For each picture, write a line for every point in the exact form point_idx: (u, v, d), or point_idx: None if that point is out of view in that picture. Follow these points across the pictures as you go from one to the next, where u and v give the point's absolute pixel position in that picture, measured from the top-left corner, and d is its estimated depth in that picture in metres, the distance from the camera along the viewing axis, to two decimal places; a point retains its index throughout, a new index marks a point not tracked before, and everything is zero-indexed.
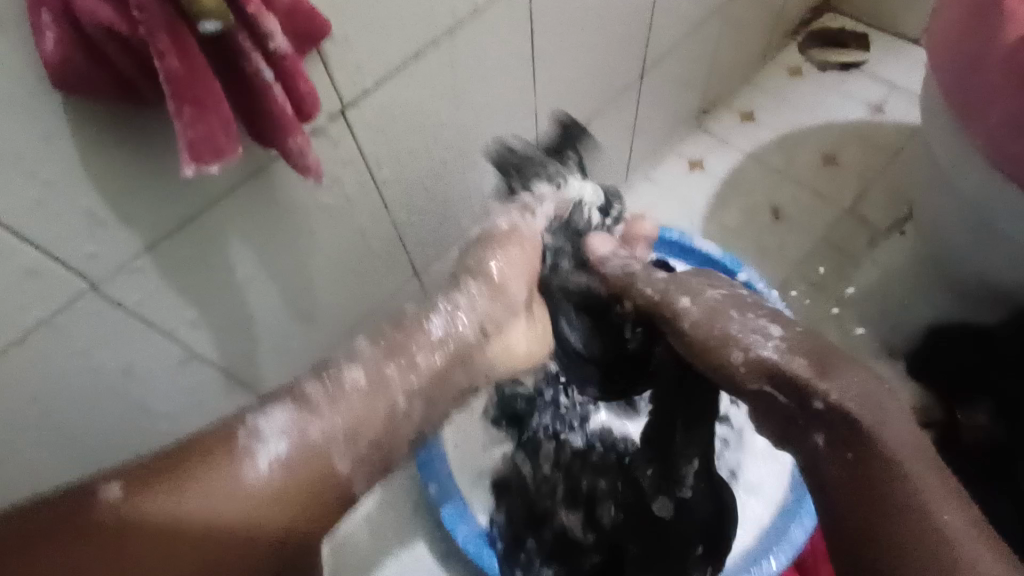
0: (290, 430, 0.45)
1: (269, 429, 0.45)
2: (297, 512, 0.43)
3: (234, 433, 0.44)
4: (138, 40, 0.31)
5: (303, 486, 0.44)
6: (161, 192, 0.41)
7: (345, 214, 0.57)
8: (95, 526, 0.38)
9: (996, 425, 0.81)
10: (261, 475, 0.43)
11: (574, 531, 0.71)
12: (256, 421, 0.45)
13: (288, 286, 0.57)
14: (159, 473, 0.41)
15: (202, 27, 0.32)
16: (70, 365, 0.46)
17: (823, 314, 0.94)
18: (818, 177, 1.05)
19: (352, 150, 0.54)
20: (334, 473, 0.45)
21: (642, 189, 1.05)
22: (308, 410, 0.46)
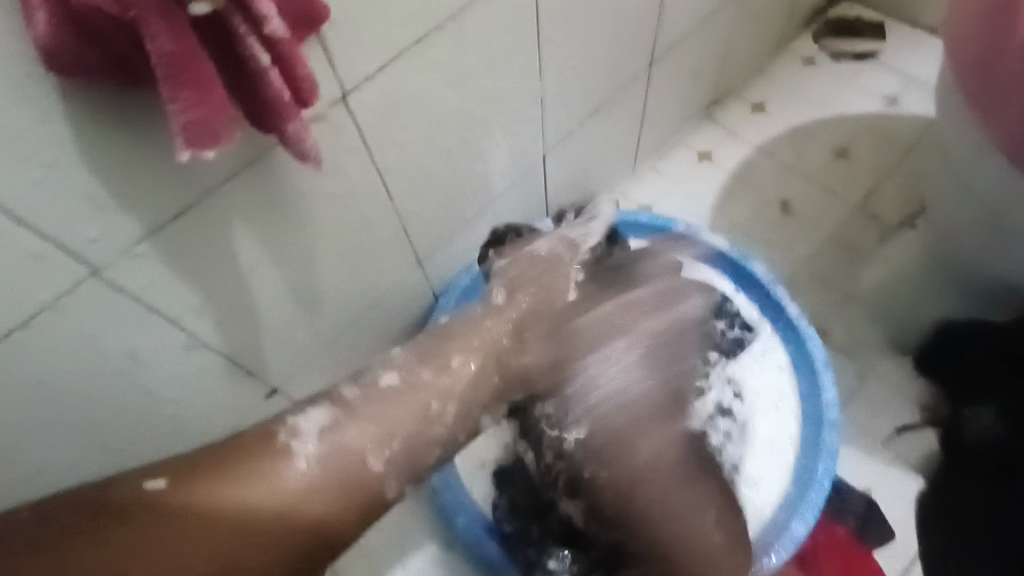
0: (324, 433, 0.51)
1: (303, 430, 0.51)
2: (332, 501, 0.49)
3: (275, 433, 0.50)
4: (129, 21, 0.31)
5: (335, 485, 0.49)
6: (156, 174, 0.44)
7: (348, 203, 0.61)
8: (144, 509, 0.43)
9: (999, 423, 0.80)
10: (302, 467, 0.49)
11: None
12: (293, 421, 0.51)
13: (290, 272, 0.61)
14: (205, 465, 0.47)
15: (194, 9, 0.31)
16: (88, 333, 0.50)
17: (829, 308, 0.97)
18: (830, 170, 1.09)
19: (355, 138, 0.56)
20: (369, 467, 0.51)
21: (653, 179, 1.11)
22: (343, 412, 0.52)
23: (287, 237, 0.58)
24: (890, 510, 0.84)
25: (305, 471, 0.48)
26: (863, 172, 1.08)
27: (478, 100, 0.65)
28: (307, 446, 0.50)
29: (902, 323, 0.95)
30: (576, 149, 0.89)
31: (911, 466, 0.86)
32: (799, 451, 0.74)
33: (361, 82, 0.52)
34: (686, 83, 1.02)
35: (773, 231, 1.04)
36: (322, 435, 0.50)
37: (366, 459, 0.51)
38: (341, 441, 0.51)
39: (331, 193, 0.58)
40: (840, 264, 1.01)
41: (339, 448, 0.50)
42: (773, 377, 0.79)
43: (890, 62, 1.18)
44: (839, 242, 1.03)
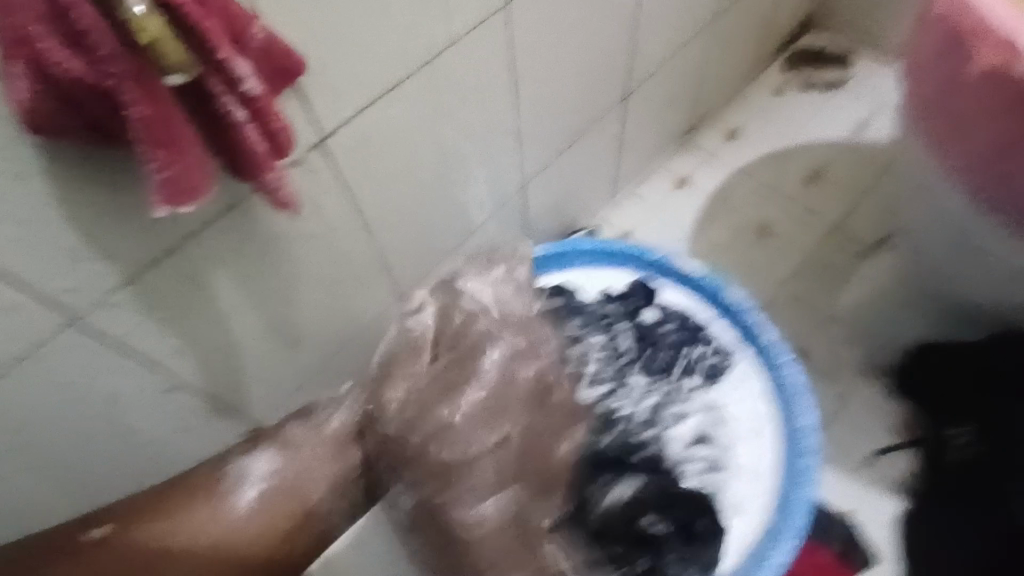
0: (269, 476, 0.59)
1: (252, 475, 0.59)
2: (276, 540, 0.58)
3: (226, 474, 0.58)
4: (106, 88, 0.32)
5: (279, 524, 0.58)
6: (135, 223, 0.45)
7: (329, 243, 0.62)
8: (83, 554, 0.51)
9: (980, 442, 0.80)
10: (244, 507, 0.57)
11: None
12: (245, 465, 0.59)
13: (271, 312, 0.62)
14: (157, 507, 0.56)
15: (170, 79, 0.32)
16: (69, 379, 0.51)
17: (805, 331, 1.00)
18: (802, 193, 1.13)
19: (333, 179, 0.57)
20: (308, 507, 0.60)
21: (632, 206, 1.14)
22: (279, 459, 0.60)
23: (268, 277, 0.59)
24: (870, 531, 0.85)
25: (245, 512, 0.57)
26: (835, 196, 1.12)
27: (454, 138, 0.67)
28: (250, 490, 0.58)
29: (877, 343, 0.97)
30: (554, 180, 0.91)
31: (891, 487, 0.87)
32: (779, 476, 0.75)
33: (338, 127, 0.54)
34: (659, 114, 1.05)
35: (749, 255, 1.07)
36: (263, 478, 0.59)
37: (311, 494, 0.60)
38: (284, 483, 0.59)
39: (312, 233, 0.59)
40: (817, 287, 1.03)
41: (282, 488, 0.59)
42: (752, 402, 0.80)
43: (857, 89, 1.22)
44: (812, 264, 1.05)
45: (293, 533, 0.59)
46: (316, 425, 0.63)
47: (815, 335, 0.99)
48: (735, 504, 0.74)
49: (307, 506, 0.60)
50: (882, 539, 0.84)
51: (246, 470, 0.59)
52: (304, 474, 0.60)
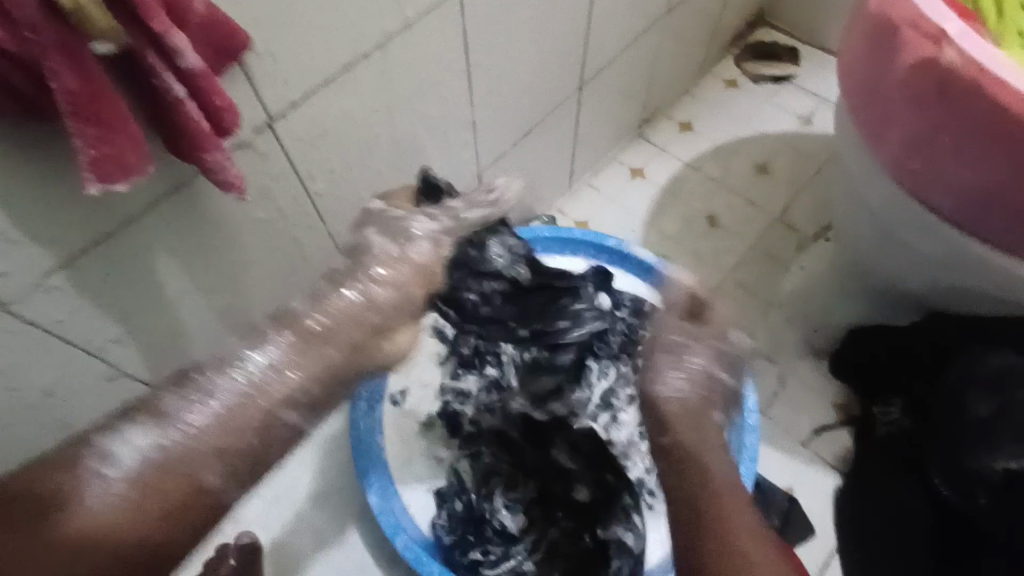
0: (147, 453, 0.43)
1: (123, 449, 0.43)
2: (167, 525, 0.42)
3: (81, 457, 0.42)
4: (28, 57, 0.31)
5: (164, 503, 0.42)
6: (70, 207, 0.44)
7: (279, 228, 0.61)
8: None
9: (905, 418, 0.86)
10: (107, 498, 0.41)
11: (510, 529, 0.74)
12: (104, 442, 0.43)
13: (218, 298, 0.61)
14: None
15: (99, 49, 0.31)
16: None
17: (751, 317, 1.04)
18: (750, 185, 1.17)
19: (283, 163, 0.56)
20: (198, 486, 0.43)
21: (587, 196, 1.16)
22: (159, 420, 0.44)
23: (213, 263, 0.57)
24: (808, 505, 0.90)
25: (111, 503, 0.41)
26: (781, 189, 1.16)
27: (407, 125, 0.66)
28: (119, 469, 0.42)
29: (818, 328, 1.01)
30: (511, 169, 0.92)
31: (827, 463, 0.92)
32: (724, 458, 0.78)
33: (285, 110, 0.53)
34: (614, 105, 1.07)
35: (700, 244, 1.11)
36: (139, 453, 0.43)
37: (203, 472, 0.44)
38: (166, 457, 0.43)
39: (259, 218, 0.58)
40: (763, 275, 1.07)
41: (164, 463, 0.43)
42: None
43: (803, 85, 1.27)
44: (759, 253, 1.09)
45: (187, 511, 0.43)
46: (202, 389, 0.46)
47: (761, 321, 1.04)
48: None
49: (193, 480, 0.43)
50: (818, 512, 0.89)
51: (109, 447, 0.43)
52: (189, 447, 0.44)
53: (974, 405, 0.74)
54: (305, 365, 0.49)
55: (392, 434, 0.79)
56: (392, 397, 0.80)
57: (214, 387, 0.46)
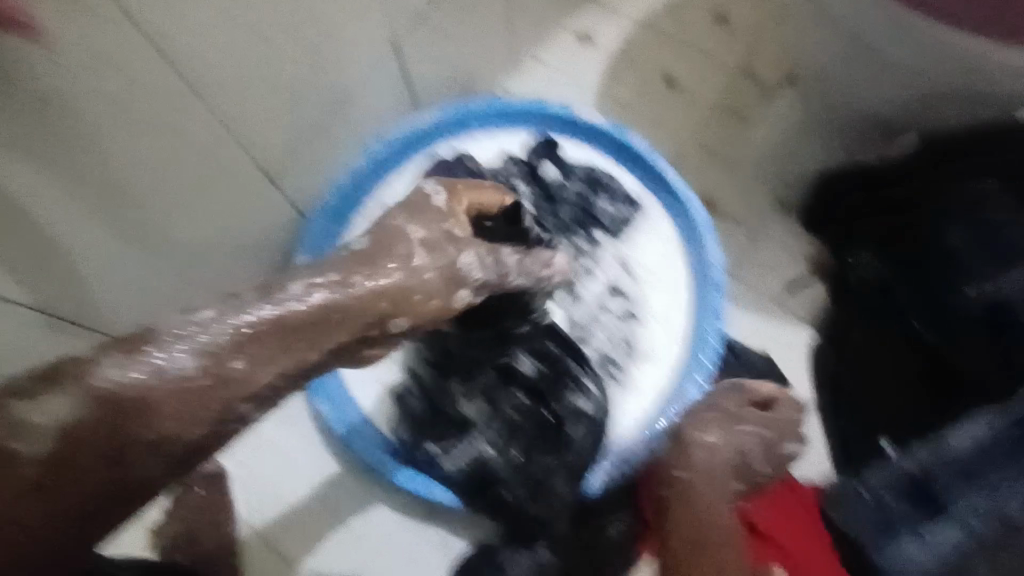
0: (73, 421, 0.38)
1: (46, 416, 0.38)
2: (93, 505, 0.39)
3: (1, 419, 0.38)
4: None
5: (92, 482, 0.39)
6: None
7: (131, 102, 0.52)
8: None
9: (881, 260, 0.78)
10: (30, 471, 0.37)
11: (467, 418, 0.65)
12: (27, 407, 0.38)
13: (82, 192, 0.53)
14: None
15: None
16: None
17: (718, 178, 0.97)
18: (709, 35, 1.05)
19: (114, 13, 0.46)
20: (125, 467, 0.39)
21: (531, 68, 1.04)
22: (86, 386, 0.39)
23: (67, 159, 0.50)
24: (784, 363, 0.86)
25: (31, 478, 0.37)
26: (740, 38, 1.05)
27: None
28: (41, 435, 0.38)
29: (787, 184, 0.95)
30: (432, 37, 0.80)
31: (802, 317, 0.88)
32: (691, 318, 0.74)
33: None
34: None
35: (656, 106, 1.02)
36: (60, 424, 0.38)
37: (133, 453, 0.40)
38: (82, 431, 0.38)
39: (107, 92, 0.50)
40: (727, 134, 0.99)
41: (83, 439, 0.38)
42: (661, 246, 0.78)
43: None
44: (722, 112, 1.01)
45: (113, 492, 0.40)
46: (144, 357, 0.41)
47: (728, 182, 0.96)
48: (645, 350, 0.73)
49: (122, 456, 0.39)
50: (793, 364, 0.86)
51: (31, 412, 0.38)
52: (120, 423, 0.39)
53: (952, 236, 0.72)
54: (264, 364, 0.45)
55: None
56: None
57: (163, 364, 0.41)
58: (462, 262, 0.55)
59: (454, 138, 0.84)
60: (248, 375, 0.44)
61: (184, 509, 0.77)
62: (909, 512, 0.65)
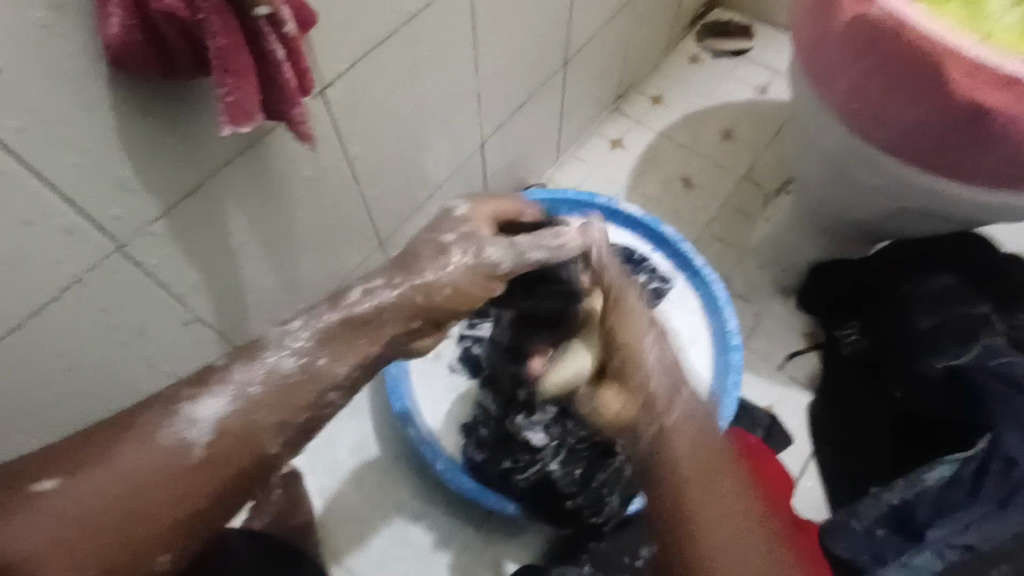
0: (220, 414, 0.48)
1: (205, 413, 0.48)
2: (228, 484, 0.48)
3: (173, 416, 0.48)
4: (193, 22, 0.38)
5: (228, 459, 0.48)
6: (179, 159, 0.51)
7: (318, 185, 0.69)
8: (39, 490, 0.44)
9: (862, 336, 0.99)
10: (189, 446, 0.47)
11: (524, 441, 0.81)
12: (191, 406, 0.48)
13: (270, 231, 0.67)
14: (87, 453, 0.46)
15: (255, 13, 0.40)
16: (110, 309, 0.57)
17: (729, 263, 1.16)
18: (717, 148, 1.30)
19: (327, 125, 0.64)
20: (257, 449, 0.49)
21: (572, 166, 1.28)
22: (228, 391, 0.50)
23: (275, 232, 0.68)
24: (787, 421, 1.02)
25: (192, 453, 0.47)
26: (744, 151, 1.29)
27: (424, 97, 0.76)
28: (210, 409, 0.48)
29: (786, 269, 1.14)
30: (506, 138, 1.03)
31: (801, 384, 1.05)
32: (713, 375, 0.90)
33: (334, 78, 0.61)
34: (590, 79, 1.18)
35: (676, 202, 1.24)
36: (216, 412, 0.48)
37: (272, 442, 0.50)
38: (234, 425, 0.48)
39: (306, 177, 0.66)
40: (733, 227, 1.20)
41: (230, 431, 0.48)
42: (688, 314, 0.96)
43: (759, 58, 1.40)
44: (729, 208, 1.23)
45: (244, 472, 0.49)
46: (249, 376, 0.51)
47: (737, 266, 1.16)
48: None
49: (259, 452, 0.49)
50: (795, 424, 1.01)
51: (199, 404, 0.48)
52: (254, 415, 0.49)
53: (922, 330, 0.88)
54: (339, 361, 0.54)
55: (417, 378, 0.91)
56: (415, 346, 0.93)
57: (245, 384, 0.50)
58: (494, 255, 0.60)
59: None
60: (327, 369, 0.53)
61: (273, 501, 0.92)
62: (896, 539, 0.80)
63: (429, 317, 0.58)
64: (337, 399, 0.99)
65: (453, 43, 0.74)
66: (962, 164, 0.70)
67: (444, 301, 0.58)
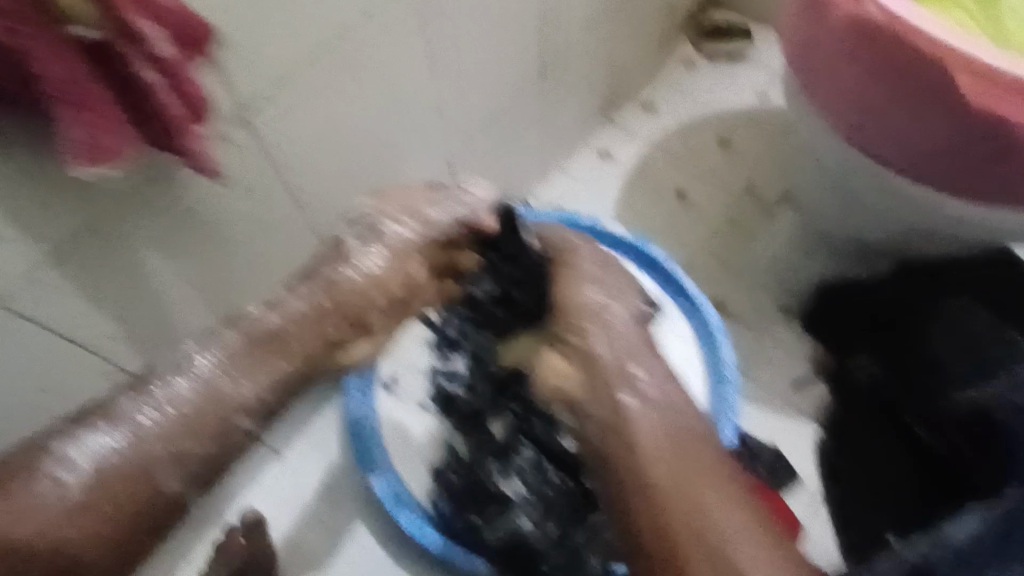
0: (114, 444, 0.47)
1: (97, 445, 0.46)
2: (122, 521, 0.46)
3: (54, 453, 0.45)
4: (18, 56, 0.35)
5: (116, 495, 0.46)
6: (61, 196, 0.45)
7: (252, 215, 0.63)
8: None
9: (876, 363, 0.91)
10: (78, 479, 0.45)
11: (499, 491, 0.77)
12: (77, 438, 0.46)
13: (199, 269, 0.61)
14: None
15: (76, 32, 0.36)
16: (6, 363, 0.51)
17: (726, 281, 1.08)
18: (713, 157, 1.22)
19: (255, 150, 0.58)
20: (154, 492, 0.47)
21: (558, 180, 1.21)
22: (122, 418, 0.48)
23: (206, 268, 0.62)
24: (790, 453, 0.93)
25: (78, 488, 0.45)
26: (742, 159, 1.21)
27: (373, 116, 0.69)
28: (99, 444, 0.46)
29: (788, 287, 1.06)
30: (479, 154, 0.96)
31: (808, 413, 0.96)
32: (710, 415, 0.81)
33: (257, 98, 0.55)
34: (574, 87, 1.11)
35: (669, 216, 1.16)
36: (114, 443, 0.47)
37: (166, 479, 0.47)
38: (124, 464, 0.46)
39: (234, 206, 0.60)
40: (731, 242, 1.12)
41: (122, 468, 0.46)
42: (681, 344, 0.87)
43: (758, 61, 1.32)
44: (726, 221, 1.15)
45: (141, 513, 0.46)
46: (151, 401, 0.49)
47: (735, 284, 1.08)
48: None
49: (154, 489, 0.47)
50: (802, 458, 0.93)
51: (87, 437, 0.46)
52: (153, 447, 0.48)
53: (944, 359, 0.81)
54: (249, 381, 0.53)
55: (384, 418, 0.82)
56: (383, 383, 0.84)
57: (142, 411, 0.48)
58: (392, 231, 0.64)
59: None
60: (233, 392, 0.52)
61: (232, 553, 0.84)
62: None
63: (344, 321, 0.60)
64: (304, 439, 0.92)
65: (403, 56, 0.68)
66: (938, 165, 0.65)
67: (354, 292, 0.61)
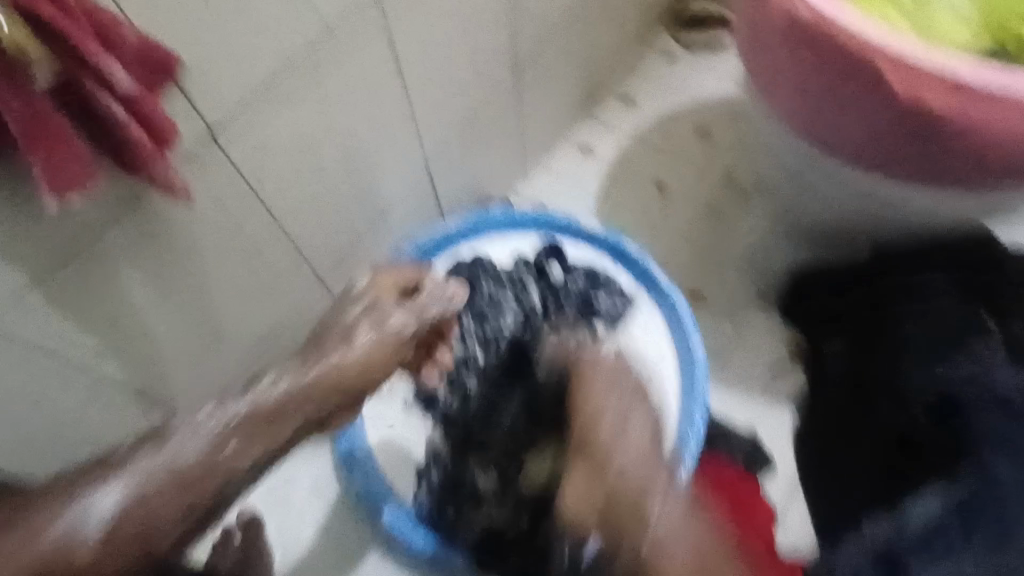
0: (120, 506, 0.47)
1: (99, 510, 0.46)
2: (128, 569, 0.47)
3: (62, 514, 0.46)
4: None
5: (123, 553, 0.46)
6: (43, 228, 0.48)
7: (229, 231, 0.65)
8: None
9: (846, 347, 0.92)
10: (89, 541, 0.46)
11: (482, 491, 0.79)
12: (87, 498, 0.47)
13: (180, 287, 0.64)
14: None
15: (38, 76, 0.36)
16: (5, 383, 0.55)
17: (707, 271, 1.10)
18: (693, 148, 1.23)
19: (226, 169, 0.60)
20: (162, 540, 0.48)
21: (540, 176, 1.22)
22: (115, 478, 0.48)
23: (182, 287, 0.64)
24: (769, 440, 0.98)
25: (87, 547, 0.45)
26: (721, 149, 1.22)
27: (346, 127, 0.71)
28: (101, 508, 0.46)
29: (766, 275, 1.08)
30: (455, 158, 0.97)
31: (785, 400, 1.00)
32: (681, 404, 0.86)
33: (225, 118, 0.57)
34: (551, 85, 1.12)
35: (650, 208, 1.18)
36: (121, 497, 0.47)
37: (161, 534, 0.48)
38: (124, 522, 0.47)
39: (210, 224, 0.63)
40: (710, 233, 1.14)
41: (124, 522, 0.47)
42: (654, 336, 0.91)
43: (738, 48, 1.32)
44: (706, 211, 1.16)
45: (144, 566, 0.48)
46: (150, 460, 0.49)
47: (714, 273, 1.10)
48: None
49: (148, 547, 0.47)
50: (777, 443, 0.98)
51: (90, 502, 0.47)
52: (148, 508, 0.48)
53: None
54: (246, 451, 0.52)
55: (371, 420, 0.87)
56: (370, 383, 0.89)
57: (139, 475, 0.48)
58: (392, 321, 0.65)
59: (470, 241, 0.98)
60: (233, 458, 0.51)
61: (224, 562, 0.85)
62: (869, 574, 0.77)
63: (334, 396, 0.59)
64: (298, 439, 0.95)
65: (371, 67, 0.70)
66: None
67: (350, 378, 0.60)
